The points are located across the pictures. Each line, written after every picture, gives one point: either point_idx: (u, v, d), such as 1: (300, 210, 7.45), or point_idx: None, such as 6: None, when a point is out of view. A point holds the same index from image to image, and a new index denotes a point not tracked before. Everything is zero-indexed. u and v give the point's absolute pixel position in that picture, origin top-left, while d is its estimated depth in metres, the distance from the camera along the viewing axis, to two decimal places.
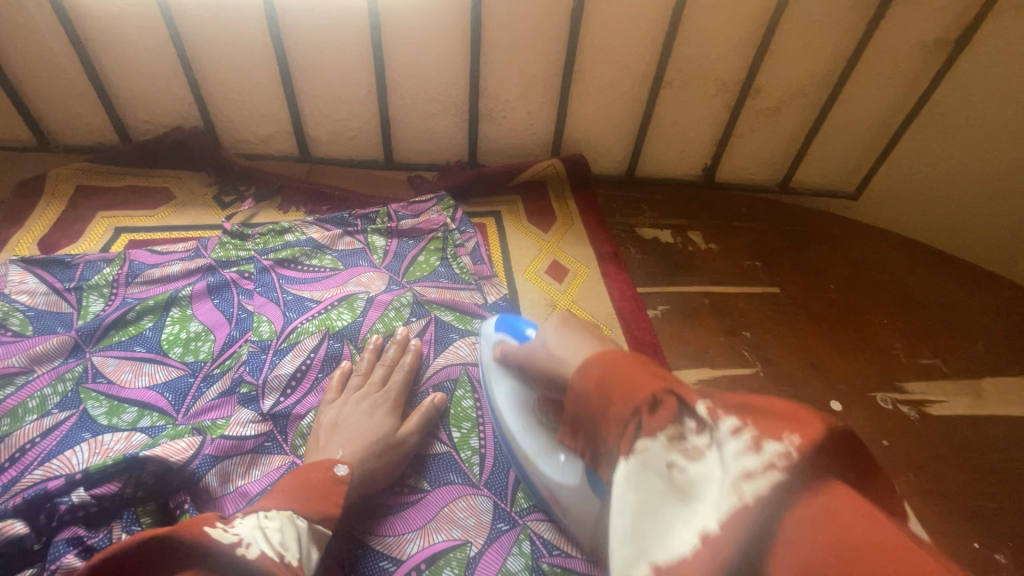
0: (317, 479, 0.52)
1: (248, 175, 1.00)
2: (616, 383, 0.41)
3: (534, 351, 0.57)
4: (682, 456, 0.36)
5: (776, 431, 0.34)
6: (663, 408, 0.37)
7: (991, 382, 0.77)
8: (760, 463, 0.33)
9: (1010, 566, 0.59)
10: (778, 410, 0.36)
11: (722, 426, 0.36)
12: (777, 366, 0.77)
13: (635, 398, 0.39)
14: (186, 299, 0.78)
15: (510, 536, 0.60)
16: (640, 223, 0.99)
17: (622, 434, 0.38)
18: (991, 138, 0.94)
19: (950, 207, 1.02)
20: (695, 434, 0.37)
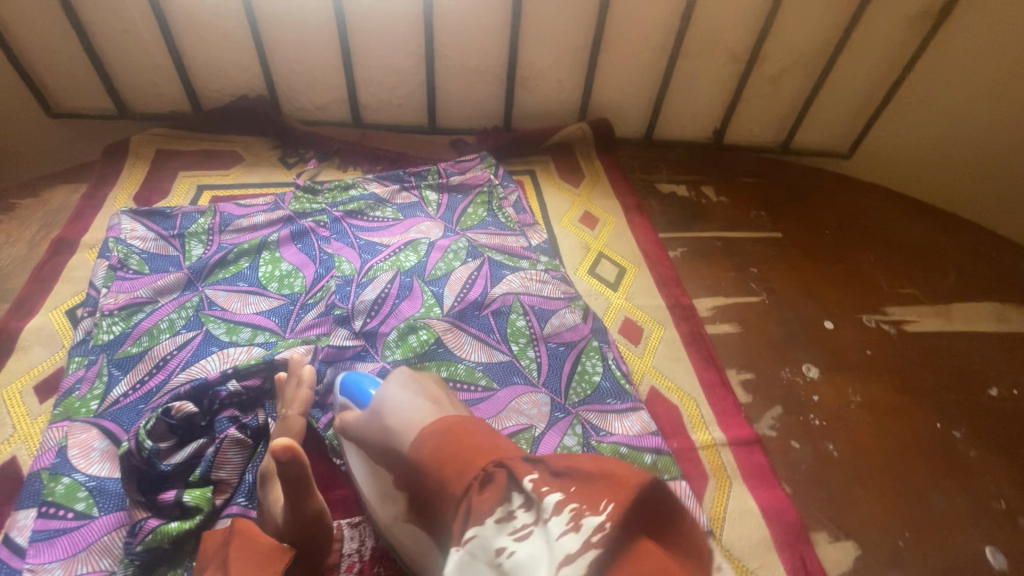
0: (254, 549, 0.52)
1: (308, 138, 1.11)
2: (449, 462, 0.44)
3: (367, 425, 0.53)
4: (510, 538, 0.40)
5: (594, 502, 0.39)
6: (492, 484, 0.42)
7: (960, 306, 0.91)
8: (578, 541, 0.38)
9: (965, 440, 0.74)
10: (595, 473, 0.42)
11: (544, 504, 0.40)
12: (780, 295, 0.91)
13: (468, 472, 0.42)
14: (274, 244, 0.90)
15: (565, 421, 0.72)
16: (659, 179, 1.12)
17: (457, 514, 0.42)
18: (969, 101, 1.07)
19: (932, 167, 1.15)
20: (523, 511, 0.41)
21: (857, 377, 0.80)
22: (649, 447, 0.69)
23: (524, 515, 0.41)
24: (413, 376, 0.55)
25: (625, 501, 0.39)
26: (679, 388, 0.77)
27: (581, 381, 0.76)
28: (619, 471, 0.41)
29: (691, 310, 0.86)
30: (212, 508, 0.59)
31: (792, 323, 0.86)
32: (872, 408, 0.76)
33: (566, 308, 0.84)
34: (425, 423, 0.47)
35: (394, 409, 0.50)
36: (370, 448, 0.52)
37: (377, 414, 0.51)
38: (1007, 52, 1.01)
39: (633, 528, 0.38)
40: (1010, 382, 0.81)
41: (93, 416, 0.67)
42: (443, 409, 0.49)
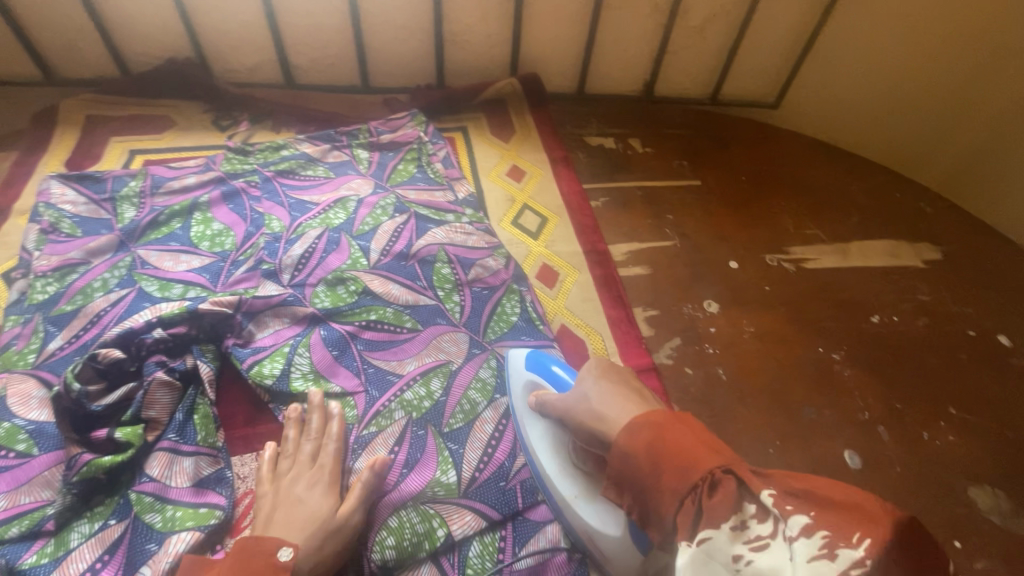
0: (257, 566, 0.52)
1: (240, 101, 1.12)
2: (668, 459, 0.42)
3: (569, 408, 0.58)
4: (746, 548, 0.37)
5: (846, 533, 0.35)
6: (721, 491, 0.39)
7: (858, 244, 0.98)
8: (833, 570, 0.33)
9: (841, 361, 0.82)
10: (842, 502, 0.37)
11: (790, 521, 0.37)
12: (690, 238, 0.97)
13: (691, 474, 0.41)
14: (205, 205, 0.93)
15: (481, 357, 0.78)
16: (588, 132, 1.16)
17: (681, 512, 0.41)
18: (873, 56, 1.12)
19: (874, 125, 1.20)
20: (757, 523, 0.38)
21: (754, 310, 0.87)
22: None
23: (759, 526, 0.38)
24: (604, 359, 0.62)
25: (883, 535, 0.34)
26: (587, 324, 0.84)
27: (498, 321, 0.82)
28: (872, 500, 0.36)
29: (605, 255, 0.92)
30: (143, 443, 0.64)
31: (699, 264, 0.93)
32: (762, 338, 0.83)
33: (489, 256, 0.89)
34: (635, 418, 0.47)
35: (598, 400, 0.54)
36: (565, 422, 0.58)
37: (581, 400, 0.56)
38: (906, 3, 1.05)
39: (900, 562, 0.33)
40: (891, 310, 0.89)
41: (31, 368, 0.71)
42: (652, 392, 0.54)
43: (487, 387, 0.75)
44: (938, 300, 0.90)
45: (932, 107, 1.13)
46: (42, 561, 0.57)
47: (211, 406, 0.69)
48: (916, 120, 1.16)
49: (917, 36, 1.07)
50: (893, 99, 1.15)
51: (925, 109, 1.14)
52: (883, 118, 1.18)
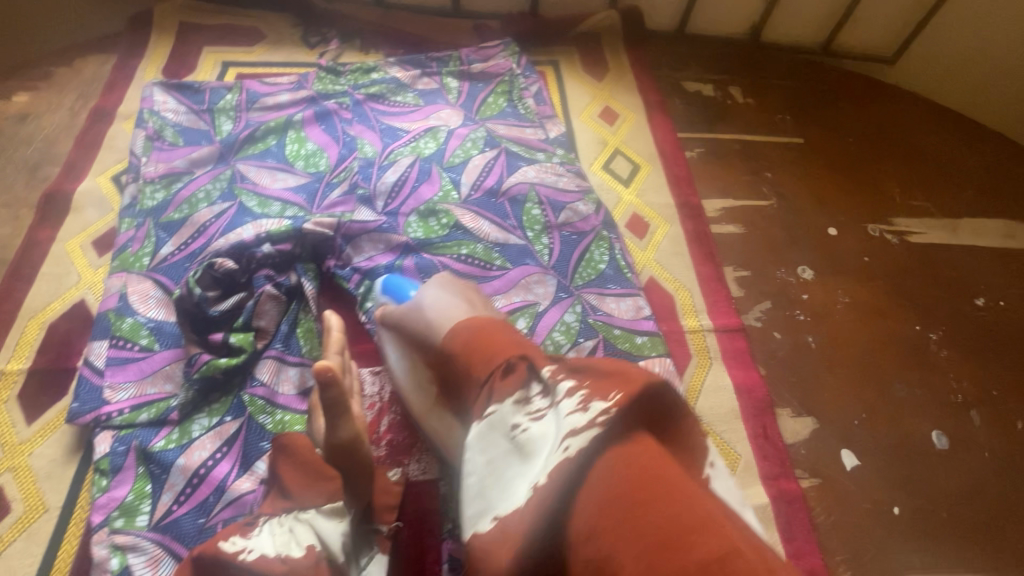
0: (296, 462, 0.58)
1: (329, 17, 1.09)
2: (476, 349, 0.47)
3: (410, 314, 0.60)
4: (526, 417, 0.42)
5: (606, 390, 0.39)
6: (514, 372, 0.44)
7: (969, 222, 0.92)
8: (584, 418, 0.37)
9: (938, 341, 0.79)
10: (610, 371, 0.41)
11: (558, 389, 0.42)
12: (788, 200, 0.92)
13: (493, 361, 0.45)
14: (299, 123, 0.93)
15: (567, 302, 0.78)
16: (685, 76, 1.09)
17: (479, 398, 0.45)
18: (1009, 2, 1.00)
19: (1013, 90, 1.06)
20: (540, 398, 0.43)
21: (850, 279, 0.84)
22: (642, 330, 0.76)
23: (540, 400, 0.43)
24: (451, 281, 0.63)
25: (637, 391, 0.38)
26: (677, 279, 0.82)
27: (586, 267, 0.81)
28: (634, 368, 0.40)
29: (698, 210, 0.89)
30: (254, 350, 0.68)
31: (796, 228, 0.89)
32: (856, 311, 0.81)
33: (580, 200, 0.87)
34: (459, 318, 0.54)
35: (432, 305, 0.58)
36: (409, 335, 0.60)
37: (417, 306, 0.59)
38: None
39: (638, 413, 0.37)
40: (999, 294, 0.84)
41: (146, 270, 0.75)
42: (486, 312, 0.55)
43: (571, 330, 0.76)
44: None
45: None
46: (170, 446, 0.63)
47: (314, 323, 0.72)
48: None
49: None
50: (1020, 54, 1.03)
51: None
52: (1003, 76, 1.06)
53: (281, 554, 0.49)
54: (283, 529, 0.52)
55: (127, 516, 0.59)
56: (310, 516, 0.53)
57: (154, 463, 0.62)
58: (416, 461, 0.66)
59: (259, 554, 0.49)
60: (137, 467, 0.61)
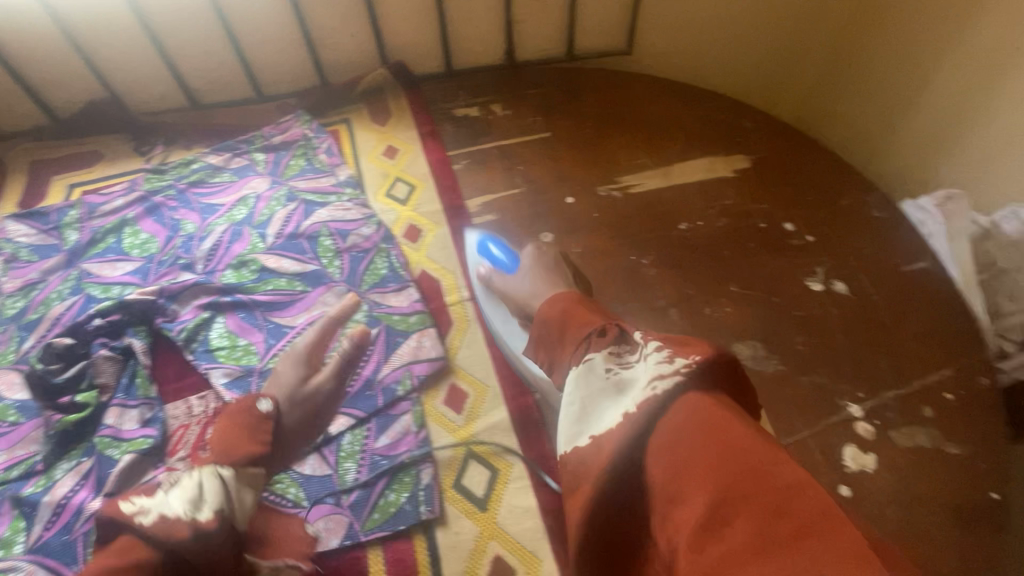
0: (246, 414, 0.71)
1: (155, 128, 1.30)
2: (574, 322, 0.69)
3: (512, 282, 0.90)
4: (618, 366, 0.60)
5: (683, 353, 0.55)
6: (604, 336, 0.64)
7: (679, 165, 1.14)
8: (667, 366, 0.54)
9: (649, 263, 0.99)
10: (682, 341, 0.58)
11: (646, 347, 0.60)
12: (536, 183, 1.14)
13: (586, 328, 0.66)
14: (133, 220, 1.13)
15: (354, 306, 0.97)
16: (456, 105, 1.32)
17: (578, 351, 0.65)
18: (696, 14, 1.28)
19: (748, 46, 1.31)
20: (629, 355, 0.61)
21: (581, 231, 1.05)
22: (413, 310, 0.95)
23: (630, 356, 0.60)
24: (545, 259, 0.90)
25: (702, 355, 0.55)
26: (443, 267, 1.02)
27: (371, 273, 1.01)
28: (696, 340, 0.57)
29: (460, 209, 1.10)
30: (98, 402, 0.87)
31: (540, 203, 1.11)
32: (587, 255, 1.02)
33: (363, 225, 1.08)
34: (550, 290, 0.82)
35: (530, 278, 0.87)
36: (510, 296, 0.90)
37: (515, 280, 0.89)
38: None
39: (712, 378, 0.54)
40: (698, 216, 1.05)
41: (12, 363, 0.94)
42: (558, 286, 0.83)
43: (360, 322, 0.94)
44: (740, 202, 1.06)
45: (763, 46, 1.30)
46: (38, 489, 0.80)
47: (145, 369, 0.90)
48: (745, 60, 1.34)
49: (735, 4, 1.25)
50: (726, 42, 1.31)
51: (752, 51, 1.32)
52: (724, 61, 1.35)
53: (190, 511, 0.58)
54: (184, 487, 0.60)
55: (5, 548, 0.76)
56: (220, 475, 0.63)
57: (25, 505, 0.79)
58: None
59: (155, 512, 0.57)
60: (12, 511, 0.79)
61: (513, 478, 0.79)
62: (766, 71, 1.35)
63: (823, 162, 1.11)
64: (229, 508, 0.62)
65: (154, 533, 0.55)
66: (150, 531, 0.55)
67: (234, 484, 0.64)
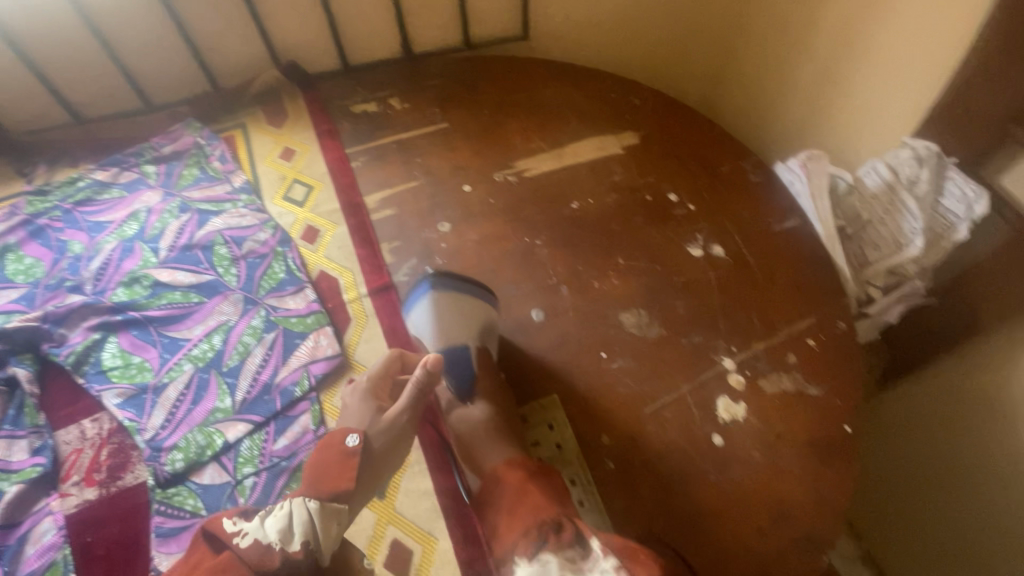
0: (331, 452, 0.71)
1: (36, 146, 1.25)
2: (529, 501, 0.67)
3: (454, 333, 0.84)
4: (569, 572, 0.59)
5: (635, 571, 0.59)
6: (561, 531, 0.63)
7: (571, 146, 1.17)
8: None
9: (542, 243, 1.02)
10: (634, 554, 0.61)
11: (603, 561, 0.59)
12: (434, 174, 1.16)
13: (544, 518, 0.64)
14: (15, 246, 1.09)
15: (252, 312, 0.97)
16: (353, 101, 1.31)
17: (527, 542, 0.63)
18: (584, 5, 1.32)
19: (645, 19, 1.34)
20: (585, 562, 0.60)
21: (478, 218, 1.07)
22: (309, 311, 0.96)
23: (584, 563, 0.60)
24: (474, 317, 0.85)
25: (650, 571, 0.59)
26: (342, 265, 1.03)
27: (268, 277, 1.01)
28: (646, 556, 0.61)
29: (358, 207, 1.10)
30: None
31: (438, 194, 1.12)
32: (483, 241, 1.04)
33: (259, 230, 1.07)
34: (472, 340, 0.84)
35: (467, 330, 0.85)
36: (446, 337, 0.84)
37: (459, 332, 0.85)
38: None
39: None
40: (588, 194, 1.09)
41: None
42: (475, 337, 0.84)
43: (258, 328, 0.94)
44: (628, 177, 1.11)
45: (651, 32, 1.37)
46: None
47: (32, 397, 0.88)
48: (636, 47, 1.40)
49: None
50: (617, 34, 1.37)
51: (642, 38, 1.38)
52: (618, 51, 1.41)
53: (282, 542, 0.59)
54: (278, 516, 0.61)
55: None
56: (308, 506, 0.63)
57: None
58: (131, 471, 0.83)
59: (250, 540, 0.58)
60: None
61: (413, 462, 0.82)
62: (665, 41, 1.39)
63: (705, 132, 1.16)
64: (314, 541, 0.62)
65: (248, 558, 0.56)
66: (243, 555, 0.56)
67: (319, 516, 0.64)
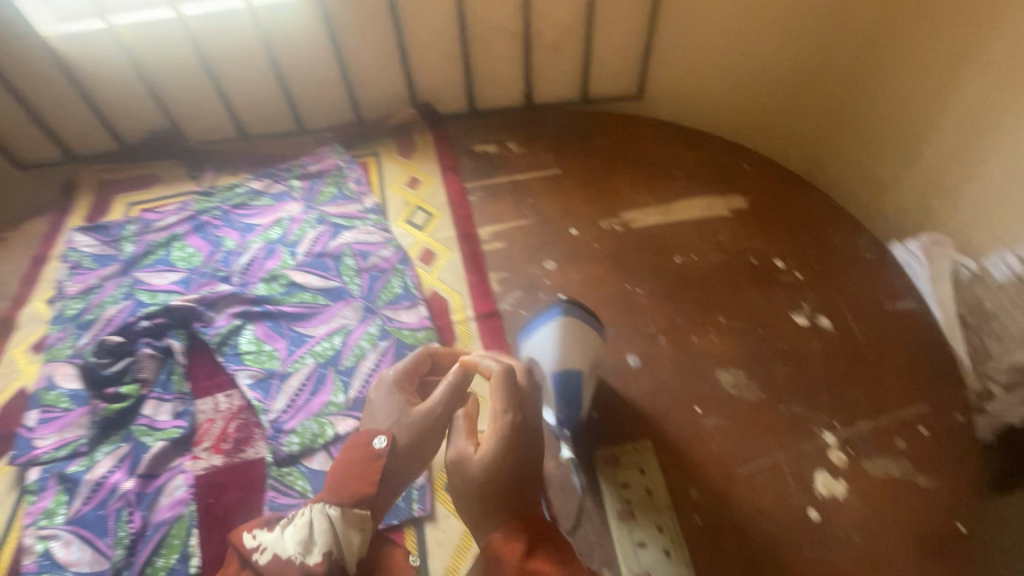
0: (358, 455, 0.72)
1: (208, 155, 1.46)
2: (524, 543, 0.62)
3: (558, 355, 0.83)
4: None
5: None
6: None
7: (678, 203, 1.21)
8: None
9: (643, 292, 1.06)
10: None
11: None
12: (543, 215, 1.23)
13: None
14: (181, 236, 1.27)
15: (370, 320, 1.06)
16: (475, 142, 1.44)
17: None
18: (703, 68, 1.38)
19: (758, 80, 1.38)
20: None
21: (583, 260, 1.13)
22: (421, 327, 1.04)
23: None
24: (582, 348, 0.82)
25: None
26: (452, 288, 1.11)
27: (388, 291, 1.11)
28: None
29: (472, 237, 1.20)
30: (139, 394, 0.97)
31: (546, 234, 1.19)
32: (585, 283, 1.09)
33: (383, 247, 1.19)
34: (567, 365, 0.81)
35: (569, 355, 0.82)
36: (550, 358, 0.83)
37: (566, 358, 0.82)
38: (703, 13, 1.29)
39: None
40: (692, 250, 1.12)
41: (68, 356, 1.06)
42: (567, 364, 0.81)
43: (373, 335, 1.04)
44: (734, 239, 1.13)
45: (762, 95, 1.40)
46: (80, 468, 0.90)
47: (182, 368, 1.01)
48: (746, 108, 1.44)
49: (738, 57, 1.35)
50: (728, 95, 1.42)
51: (753, 100, 1.42)
52: (727, 110, 1.45)
53: (301, 554, 0.67)
54: (299, 525, 0.69)
55: (49, 517, 0.86)
56: (327, 514, 0.69)
57: (69, 481, 0.89)
58: (252, 446, 0.93)
59: (269, 554, 0.69)
60: (57, 486, 0.89)
61: None
62: (774, 104, 1.42)
63: (816, 204, 1.17)
64: (336, 548, 0.68)
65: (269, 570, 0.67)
66: (267, 568, 0.67)
67: (340, 523, 0.69)
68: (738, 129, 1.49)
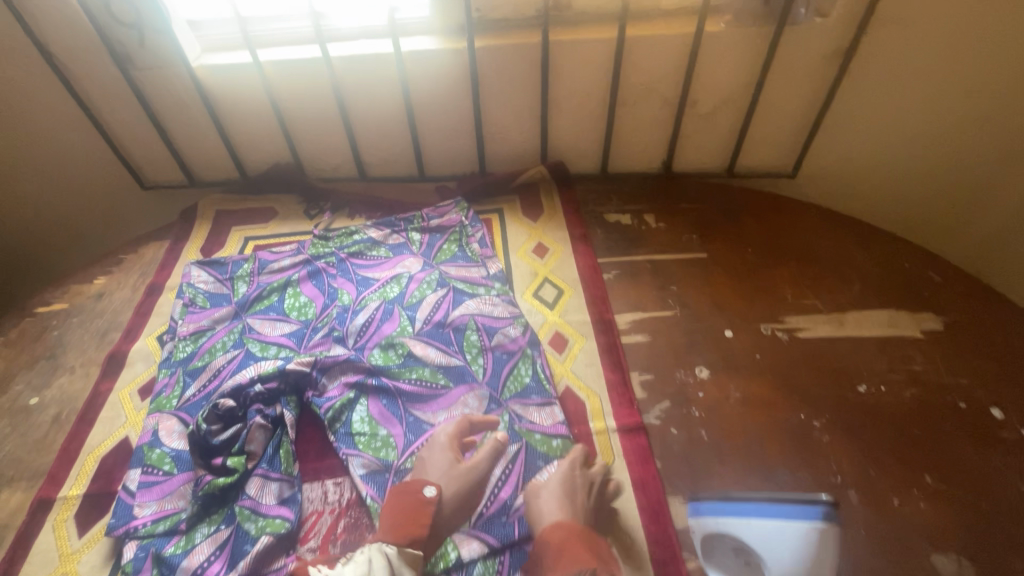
0: (410, 501, 0.80)
1: (326, 194, 1.41)
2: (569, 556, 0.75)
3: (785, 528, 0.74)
4: None
5: None
6: None
7: (854, 314, 1.04)
8: None
9: (822, 427, 0.89)
10: None
11: None
12: (690, 307, 1.09)
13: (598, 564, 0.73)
14: (295, 282, 1.20)
15: (497, 413, 0.94)
16: (607, 210, 1.31)
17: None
18: (880, 151, 1.21)
19: (947, 175, 1.19)
20: None
21: (742, 373, 0.97)
22: (557, 433, 0.91)
23: None
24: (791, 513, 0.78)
25: None
26: (588, 386, 0.99)
27: (516, 380, 0.99)
28: None
29: (610, 325, 1.07)
30: (245, 470, 0.89)
31: (696, 332, 1.05)
32: (746, 403, 0.93)
33: (510, 324, 1.07)
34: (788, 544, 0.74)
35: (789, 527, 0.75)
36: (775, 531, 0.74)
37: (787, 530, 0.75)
38: (897, 94, 1.12)
39: None
40: (879, 379, 0.94)
41: (174, 409, 0.99)
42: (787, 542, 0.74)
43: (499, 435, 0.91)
44: (932, 370, 0.94)
45: (939, 187, 1.22)
46: (177, 551, 0.82)
47: (291, 445, 0.92)
48: (917, 197, 1.25)
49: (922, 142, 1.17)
50: (900, 181, 1.24)
51: (930, 189, 1.23)
52: (893, 196, 1.27)
53: None
54: (355, 564, 0.70)
55: None
56: (385, 552, 0.72)
57: (165, 566, 0.81)
58: None
59: None
60: (152, 570, 0.80)
61: None
62: (959, 203, 1.22)
63: None
64: None
65: None
66: None
67: (398, 562, 0.73)
68: (900, 218, 1.30)
